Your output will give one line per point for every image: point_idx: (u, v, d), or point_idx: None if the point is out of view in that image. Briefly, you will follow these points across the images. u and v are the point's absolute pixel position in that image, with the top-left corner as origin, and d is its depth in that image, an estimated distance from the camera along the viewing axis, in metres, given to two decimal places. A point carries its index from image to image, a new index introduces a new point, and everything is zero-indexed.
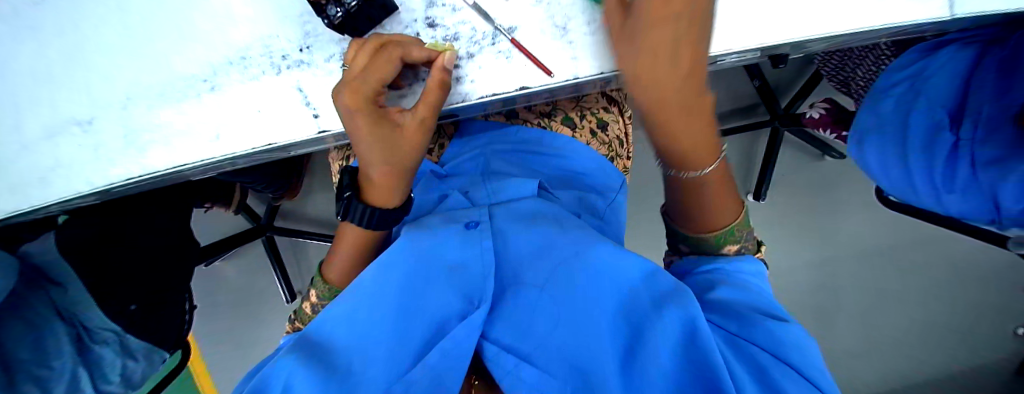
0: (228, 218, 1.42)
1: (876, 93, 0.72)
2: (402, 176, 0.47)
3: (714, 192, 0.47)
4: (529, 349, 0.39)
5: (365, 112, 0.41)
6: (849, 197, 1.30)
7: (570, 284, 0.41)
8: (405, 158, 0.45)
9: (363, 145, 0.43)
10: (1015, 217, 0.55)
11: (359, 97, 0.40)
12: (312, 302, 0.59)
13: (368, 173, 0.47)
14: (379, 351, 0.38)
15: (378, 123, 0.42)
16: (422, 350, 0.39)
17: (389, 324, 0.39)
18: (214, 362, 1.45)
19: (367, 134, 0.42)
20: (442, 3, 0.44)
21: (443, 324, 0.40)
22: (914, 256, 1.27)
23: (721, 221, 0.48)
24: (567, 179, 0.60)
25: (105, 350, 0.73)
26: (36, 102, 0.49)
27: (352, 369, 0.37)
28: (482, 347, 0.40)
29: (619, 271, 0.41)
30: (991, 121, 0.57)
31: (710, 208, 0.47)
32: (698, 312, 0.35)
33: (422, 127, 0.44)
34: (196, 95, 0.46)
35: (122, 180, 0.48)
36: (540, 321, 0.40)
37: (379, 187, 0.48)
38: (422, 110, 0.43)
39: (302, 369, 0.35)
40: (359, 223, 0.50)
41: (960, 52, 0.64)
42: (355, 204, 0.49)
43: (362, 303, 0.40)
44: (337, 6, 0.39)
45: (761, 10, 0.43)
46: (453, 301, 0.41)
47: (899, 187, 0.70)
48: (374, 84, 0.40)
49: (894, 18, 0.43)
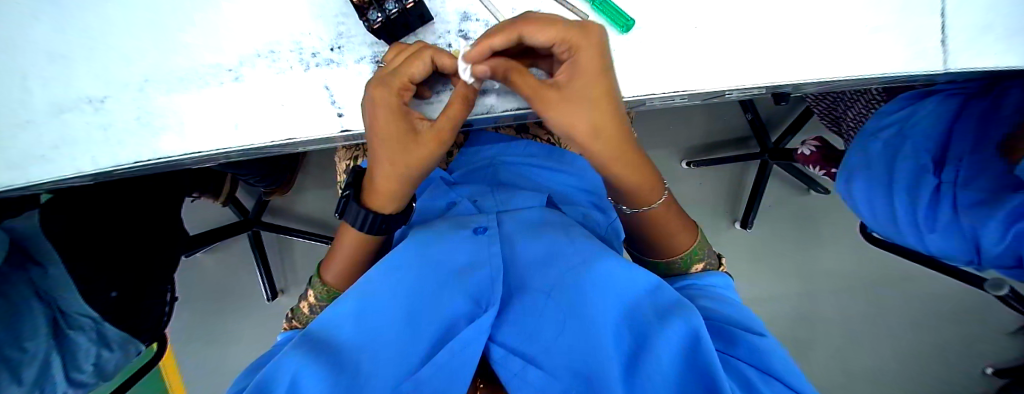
0: (217, 210, 1.39)
1: (865, 134, 0.75)
2: (405, 184, 0.46)
3: (671, 222, 0.53)
4: (535, 352, 0.40)
5: (388, 104, 0.41)
6: (831, 232, 1.35)
7: (578, 291, 0.42)
8: (412, 167, 0.44)
9: (376, 139, 0.43)
10: (994, 259, 0.60)
11: (386, 88, 0.41)
12: (309, 303, 0.58)
13: (375, 172, 0.46)
14: (388, 351, 0.38)
15: (399, 120, 0.42)
16: (432, 349, 0.39)
17: (398, 323, 0.40)
18: (187, 358, 1.40)
19: (384, 126, 0.42)
20: (476, 18, 0.45)
21: (454, 324, 0.41)
22: (889, 293, 1.32)
23: (684, 246, 0.53)
24: (572, 195, 0.61)
25: (79, 336, 0.72)
26: (49, 77, 0.49)
27: (359, 368, 0.37)
28: (489, 350, 0.41)
29: (623, 280, 0.42)
30: (975, 166, 0.61)
31: (666, 241, 0.53)
32: (699, 320, 0.37)
33: (434, 139, 0.42)
34: (218, 84, 0.46)
35: (131, 163, 0.48)
36: (547, 325, 0.41)
37: (382, 191, 0.47)
38: (438, 121, 0.41)
39: (309, 367, 0.36)
40: (355, 226, 0.50)
41: (945, 101, 0.67)
42: (352, 206, 0.49)
43: (373, 301, 0.40)
44: (378, 11, 0.40)
45: (771, 51, 0.46)
46: (463, 304, 0.42)
47: (880, 222, 0.74)
48: (403, 79, 0.41)
49: (891, 68, 0.46)
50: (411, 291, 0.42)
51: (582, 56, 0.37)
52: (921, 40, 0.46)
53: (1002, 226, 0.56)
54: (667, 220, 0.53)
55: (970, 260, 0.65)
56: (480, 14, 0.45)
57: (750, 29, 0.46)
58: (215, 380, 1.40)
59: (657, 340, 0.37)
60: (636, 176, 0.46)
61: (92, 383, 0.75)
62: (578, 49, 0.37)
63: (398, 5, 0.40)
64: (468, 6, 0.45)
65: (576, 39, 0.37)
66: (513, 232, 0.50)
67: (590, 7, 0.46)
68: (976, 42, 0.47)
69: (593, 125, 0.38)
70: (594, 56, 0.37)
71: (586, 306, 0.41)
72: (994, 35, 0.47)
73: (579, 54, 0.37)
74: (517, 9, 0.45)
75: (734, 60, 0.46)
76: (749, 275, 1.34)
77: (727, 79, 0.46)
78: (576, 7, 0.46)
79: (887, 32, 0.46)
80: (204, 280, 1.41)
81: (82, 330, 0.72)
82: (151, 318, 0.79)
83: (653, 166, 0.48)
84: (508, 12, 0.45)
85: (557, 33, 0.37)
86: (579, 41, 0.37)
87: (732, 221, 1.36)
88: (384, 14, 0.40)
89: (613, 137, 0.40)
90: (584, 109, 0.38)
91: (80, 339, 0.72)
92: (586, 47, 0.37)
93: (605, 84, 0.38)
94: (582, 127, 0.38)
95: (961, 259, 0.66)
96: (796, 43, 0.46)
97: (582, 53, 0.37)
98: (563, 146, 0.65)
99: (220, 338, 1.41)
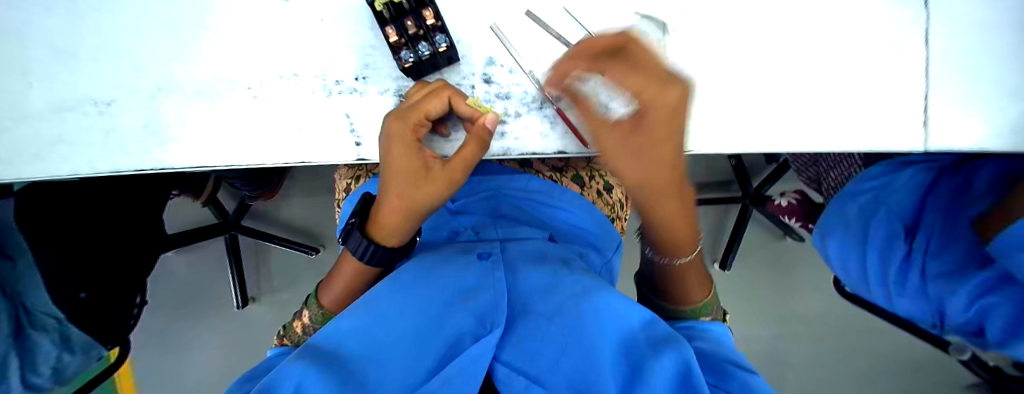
0: (195, 211, 1.35)
1: (846, 194, 0.78)
2: (410, 221, 0.47)
3: (690, 275, 0.56)
4: (539, 371, 0.39)
5: (404, 137, 0.43)
6: (804, 278, 1.40)
7: (581, 317, 0.43)
8: (418, 204, 0.44)
9: (389, 171, 0.44)
10: (957, 325, 0.65)
11: (403, 122, 0.43)
12: (303, 323, 0.57)
13: (381, 207, 0.47)
14: (394, 363, 0.38)
15: (412, 154, 0.43)
16: (436, 366, 0.39)
17: (407, 337, 0.40)
18: (147, 364, 1.32)
19: (398, 159, 0.43)
20: (500, 64, 0.49)
21: (456, 343, 0.40)
22: (857, 342, 1.36)
23: (696, 300, 0.56)
24: (575, 234, 0.64)
25: (42, 338, 0.68)
26: (51, 74, 0.48)
27: (367, 374, 0.37)
28: (493, 369, 0.41)
29: (623, 314, 0.43)
30: (943, 237, 0.66)
31: (681, 289, 0.56)
32: (690, 353, 0.39)
33: (445, 178, 0.43)
34: (235, 100, 0.47)
35: (132, 171, 0.48)
36: (548, 349, 0.41)
37: (387, 226, 0.48)
38: (453, 161, 0.43)
39: (317, 374, 0.35)
40: (355, 255, 0.50)
41: (922, 173, 0.72)
42: (355, 235, 0.49)
43: (387, 317, 0.42)
44: (411, 53, 0.44)
45: (764, 118, 0.50)
46: (468, 322, 0.42)
47: (853, 280, 0.77)
48: (421, 114, 0.43)
49: (873, 142, 0.50)
50: (419, 308, 0.43)
51: (632, 80, 0.38)
52: (903, 118, 0.51)
53: (969, 298, 0.61)
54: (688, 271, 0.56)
55: (931, 323, 0.69)
56: (505, 60, 0.49)
57: (747, 97, 0.50)
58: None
59: (655, 361, 0.37)
60: (670, 206, 0.47)
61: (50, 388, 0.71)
62: (625, 66, 0.38)
63: (430, 48, 0.44)
64: (493, 52, 0.49)
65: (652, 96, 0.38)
66: (516, 258, 0.53)
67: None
68: (955, 127, 0.50)
69: (642, 171, 0.41)
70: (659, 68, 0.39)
71: (583, 331, 0.42)
72: (977, 119, 0.50)
73: (648, 111, 0.39)
74: (540, 60, 0.49)
75: (729, 124, 0.50)
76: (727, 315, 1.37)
77: (720, 143, 0.50)
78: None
79: (873, 109, 0.51)
80: (174, 282, 1.36)
81: (46, 332, 0.69)
82: (117, 322, 0.75)
83: (688, 205, 0.50)
84: (531, 61, 0.49)
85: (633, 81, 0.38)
86: (654, 97, 0.38)
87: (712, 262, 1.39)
88: (415, 52, 0.44)
89: (662, 176, 0.42)
90: (639, 162, 0.41)
91: (42, 342, 0.68)
92: (653, 57, 0.39)
93: (669, 140, 0.40)
94: (631, 175, 0.42)
95: (924, 323, 0.70)
96: (792, 115, 0.51)
97: (641, 57, 0.39)
98: (563, 183, 0.68)
99: (186, 348, 1.34)
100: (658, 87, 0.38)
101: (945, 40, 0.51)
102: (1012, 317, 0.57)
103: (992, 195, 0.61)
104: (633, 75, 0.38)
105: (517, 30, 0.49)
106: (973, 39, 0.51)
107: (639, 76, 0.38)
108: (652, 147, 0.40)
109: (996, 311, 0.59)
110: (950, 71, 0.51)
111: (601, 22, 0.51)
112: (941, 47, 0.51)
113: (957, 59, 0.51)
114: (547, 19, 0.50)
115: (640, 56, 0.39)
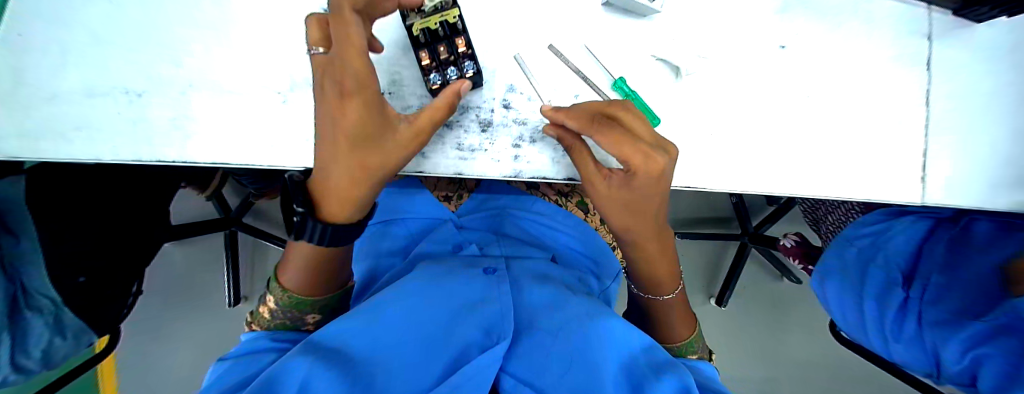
0: (198, 204, 1.36)
1: (843, 238, 0.78)
2: (366, 186, 0.44)
3: (675, 312, 0.62)
4: (544, 385, 0.47)
5: (359, 96, 0.37)
6: (798, 320, 1.40)
7: (580, 335, 0.50)
8: (382, 167, 0.43)
9: (338, 129, 0.40)
10: (952, 376, 0.65)
11: (351, 76, 0.37)
12: (268, 308, 0.56)
13: (331, 176, 0.44)
14: (408, 368, 0.45)
15: (370, 117, 0.39)
16: (447, 371, 0.46)
17: (424, 344, 0.47)
18: (133, 361, 1.29)
19: (354, 123, 0.39)
20: (519, 91, 0.52)
21: (465, 351, 0.48)
22: (848, 387, 1.35)
23: (682, 337, 0.62)
24: (574, 257, 0.73)
25: (36, 320, 0.67)
26: (86, 60, 0.50)
27: (373, 375, 0.43)
28: (500, 379, 0.50)
29: (622, 336, 0.51)
30: (939, 289, 0.67)
31: (668, 324, 0.62)
32: (691, 380, 0.45)
33: (409, 140, 0.42)
34: (264, 103, 0.51)
35: (153, 161, 0.50)
36: (550, 366, 0.48)
37: (341, 196, 0.45)
38: (416, 121, 0.42)
39: (326, 371, 0.41)
40: (310, 240, 0.47)
41: (918, 223, 0.73)
42: (309, 222, 0.46)
43: (413, 322, 0.49)
44: (438, 75, 0.47)
45: (769, 162, 0.52)
46: (477, 333, 0.50)
47: (850, 326, 0.77)
48: (364, 64, 0.37)
49: (873, 193, 0.52)
50: (430, 318, 0.50)
51: (618, 148, 0.41)
52: (904, 171, 0.52)
53: (961, 347, 0.61)
54: (675, 309, 0.62)
55: (928, 372, 0.69)
56: (524, 88, 0.52)
57: (754, 141, 0.52)
58: (161, 388, 1.30)
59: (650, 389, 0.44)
60: (654, 247, 0.54)
61: (38, 370, 0.70)
62: (612, 133, 0.41)
63: (457, 73, 0.47)
64: (514, 80, 0.52)
65: (638, 165, 0.41)
66: (519, 275, 0.61)
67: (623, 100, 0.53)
68: (953, 184, 0.52)
69: (626, 216, 0.48)
70: (651, 133, 0.42)
71: (590, 352, 0.49)
72: (974, 178, 0.52)
73: (636, 177, 0.42)
74: (558, 90, 0.53)
75: (739, 164, 0.52)
76: (721, 352, 1.36)
77: (726, 182, 0.52)
78: (610, 98, 0.53)
79: (874, 160, 0.52)
80: (165, 272, 1.34)
81: (40, 314, 0.68)
82: (110, 308, 0.75)
83: (672, 249, 0.58)
84: (549, 91, 0.53)
85: (625, 154, 0.41)
86: (639, 165, 0.41)
87: (708, 297, 1.39)
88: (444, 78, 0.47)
89: (651, 219, 0.49)
90: (622, 211, 0.47)
91: (35, 324, 0.67)
92: (643, 125, 0.42)
93: (660, 195, 0.45)
94: (625, 221, 0.48)
95: (920, 371, 0.71)
96: (797, 159, 0.52)
97: (633, 125, 0.42)
98: (568, 209, 0.77)
99: (176, 346, 1.32)
100: (645, 156, 0.40)
101: (945, 102, 0.53)
102: (1003, 368, 0.57)
103: (1005, 255, 0.61)
104: (622, 142, 0.41)
105: (538, 61, 0.53)
106: (973, 102, 0.53)
107: (626, 147, 0.41)
108: (645, 198, 0.45)
109: (990, 361, 0.58)
110: (948, 132, 0.53)
111: (617, 59, 0.54)
112: (941, 109, 0.53)
113: (956, 119, 0.53)
114: (566, 53, 0.53)
115: (631, 123, 0.42)
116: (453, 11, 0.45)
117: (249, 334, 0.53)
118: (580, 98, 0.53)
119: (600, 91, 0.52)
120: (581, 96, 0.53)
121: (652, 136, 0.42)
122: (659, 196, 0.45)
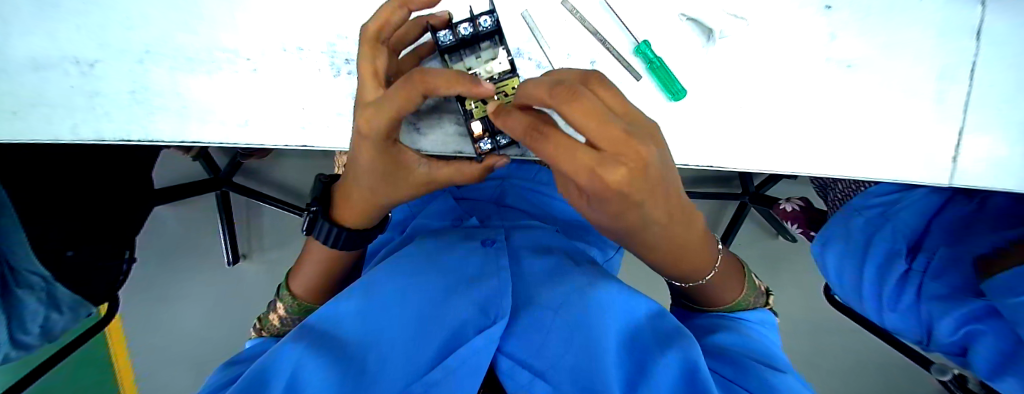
0: (183, 164, 1.31)
1: (853, 206, 0.75)
2: (379, 205, 0.47)
3: (716, 284, 0.56)
4: (542, 367, 0.45)
5: (379, 142, 0.37)
6: (792, 276, 1.43)
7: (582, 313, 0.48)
8: (395, 195, 0.45)
9: (363, 159, 0.40)
10: (942, 345, 0.67)
11: (374, 127, 0.35)
12: (278, 315, 0.57)
13: (352, 187, 0.46)
14: (397, 356, 0.43)
15: (388, 158, 0.40)
16: (438, 357, 0.44)
17: (415, 327, 0.45)
18: (134, 323, 1.31)
19: (374, 159, 0.39)
20: (528, 57, 0.47)
21: (459, 333, 0.46)
22: (829, 339, 1.40)
23: (730, 298, 0.58)
24: (577, 228, 0.71)
25: (27, 296, 0.64)
26: (30, 25, 0.45)
27: (366, 366, 0.41)
28: (497, 360, 0.47)
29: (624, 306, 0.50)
30: (944, 263, 0.66)
31: (716, 294, 0.57)
32: (697, 352, 0.44)
33: (422, 182, 0.43)
34: (235, 73, 0.47)
35: (117, 140, 0.46)
36: (549, 347, 0.46)
37: (355, 208, 0.48)
38: (441, 169, 0.42)
39: (315, 358, 0.41)
40: (323, 241, 0.52)
41: (931, 194, 0.71)
42: (320, 222, 0.50)
43: (403, 307, 0.47)
44: (489, 142, 0.45)
45: (795, 138, 0.49)
46: (471, 312, 0.48)
47: (846, 292, 0.77)
48: (390, 120, 0.34)
49: (899, 172, 0.49)
50: (422, 298, 0.48)
51: (554, 160, 0.28)
52: (933, 148, 0.49)
53: (957, 321, 0.63)
54: (714, 285, 0.56)
55: (919, 339, 0.71)
56: (533, 54, 0.47)
57: (783, 113, 0.49)
58: (166, 348, 1.33)
59: (656, 371, 0.43)
60: (688, 254, 0.46)
61: (36, 345, 0.69)
62: (548, 146, 0.28)
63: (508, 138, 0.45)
64: (522, 44, 0.47)
65: (587, 185, 0.29)
66: (519, 247, 0.60)
67: (645, 67, 0.48)
68: (985, 164, 0.49)
69: (660, 243, 0.40)
70: (614, 135, 0.26)
71: (591, 322, 0.47)
72: (1015, 152, 0.49)
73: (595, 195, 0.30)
74: (571, 56, 0.48)
75: (763, 140, 0.49)
76: None
77: (748, 157, 0.49)
78: (632, 64, 0.48)
79: (905, 135, 0.49)
80: (159, 235, 1.32)
81: (32, 290, 0.64)
82: (103, 281, 0.73)
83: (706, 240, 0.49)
84: (562, 56, 0.48)
85: (571, 169, 0.28)
86: (587, 183, 0.28)
87: None
88: (495, 144, 0.45)
89: (687, 228, 0.41)
90: (655, 243, 0.40)
91: (28, 300, 0.64)
92: (600, 122, 0.26)
93: (690, 221, 0.41)
94: (656, 242, 0.40)
95: (910, 338, 0.72)
96: (826, 133, 0.49)
97: (582, 120, 0.27)
98: None
99: (177, 308, 1.34)
100: (589, 173, 0.27)
101: (996, 67, 0.48)
102: (998, 344, 0.59)
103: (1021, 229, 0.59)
104: (558, 158, 0.28)
105: (550, 22, 0.48)
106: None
107: (563, 157, 0.28)
108: (680, 222, 0.38)
109: (984, 337, 0.60)
110: (990, 104, 0.49)
111: (636, 19, 0.48)
112: (989, 77, 0.48)
113: (1001, 92, 0.49)
114: (582, 11, 0.48)
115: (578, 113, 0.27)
116: (511, 80, 0.41)
117: (254, 342, 0.54)
118: (596, 64, 0.48)
119: (619, 56, 0.48)
120: (598, 62, 0.48)
121: (612, 140, 0.26)
122: (690, 222, 0.41)
